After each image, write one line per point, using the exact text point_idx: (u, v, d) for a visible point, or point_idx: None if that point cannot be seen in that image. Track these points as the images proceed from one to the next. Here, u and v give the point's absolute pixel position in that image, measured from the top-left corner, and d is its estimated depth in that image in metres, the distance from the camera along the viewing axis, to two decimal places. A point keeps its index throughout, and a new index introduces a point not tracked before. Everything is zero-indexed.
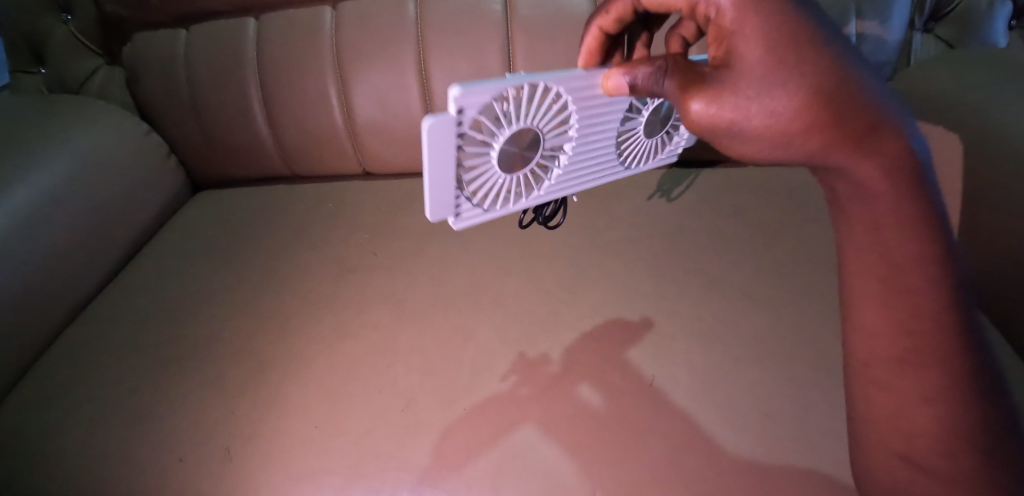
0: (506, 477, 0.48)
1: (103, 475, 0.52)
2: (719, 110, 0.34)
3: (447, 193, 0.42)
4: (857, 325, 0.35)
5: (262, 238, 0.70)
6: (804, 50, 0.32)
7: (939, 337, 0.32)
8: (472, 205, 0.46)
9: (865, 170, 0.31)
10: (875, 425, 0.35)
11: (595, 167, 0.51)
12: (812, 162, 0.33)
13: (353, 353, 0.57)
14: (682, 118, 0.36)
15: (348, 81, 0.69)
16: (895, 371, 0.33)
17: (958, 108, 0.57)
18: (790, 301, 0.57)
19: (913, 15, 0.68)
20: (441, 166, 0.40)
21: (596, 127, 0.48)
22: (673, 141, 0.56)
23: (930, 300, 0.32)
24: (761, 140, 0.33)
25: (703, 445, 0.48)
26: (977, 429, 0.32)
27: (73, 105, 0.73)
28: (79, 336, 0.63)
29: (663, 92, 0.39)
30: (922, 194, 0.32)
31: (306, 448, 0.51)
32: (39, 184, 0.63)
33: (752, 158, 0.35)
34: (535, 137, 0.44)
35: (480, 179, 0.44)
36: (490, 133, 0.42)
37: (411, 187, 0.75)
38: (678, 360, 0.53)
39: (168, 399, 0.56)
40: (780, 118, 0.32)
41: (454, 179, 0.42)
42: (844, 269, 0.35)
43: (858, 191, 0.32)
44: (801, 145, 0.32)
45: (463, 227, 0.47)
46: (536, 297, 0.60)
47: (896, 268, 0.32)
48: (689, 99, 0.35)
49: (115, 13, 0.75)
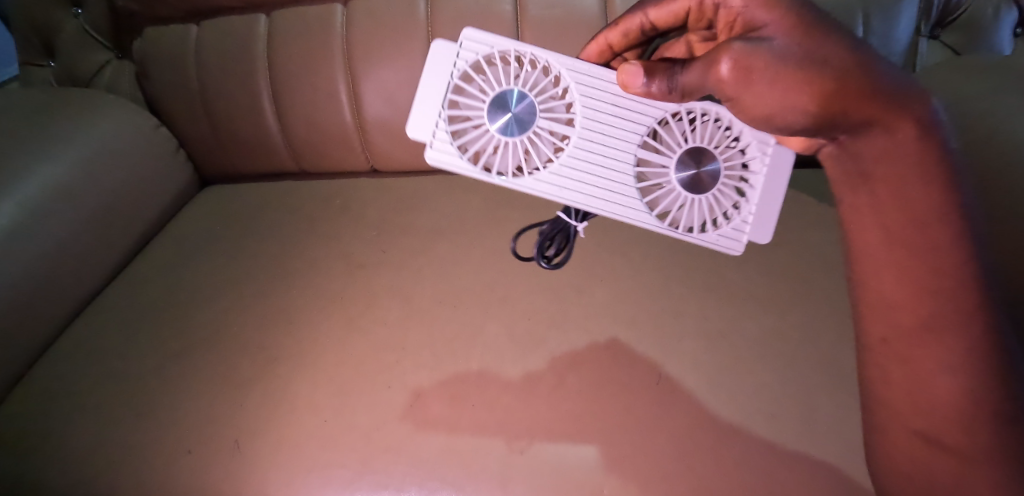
0: (514, 475, 0.49)
1: (117, 464, 0.53)
2: (746, 64, 0.38)
3: (431, 116, 0.51)
4: (877, 303, 0.39)
5: (270, 233, 0.70)
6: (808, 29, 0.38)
7: (958, 301, 0.36)
8: (447, 146, 0.51)
9: (894, 119, 0.37)
10: (894, 406, 0.39)
11: (611, 192, 0.50)
12: (841, 115, 0.38)
13: (361, 349, 0.57)
14: (715, 76, 0.40)
15: (358, 79, 0.70)
16: (914, 344, 0.37)
17: (965, 115, 0.57)
18: (800, 302, 0.57)
19: (919, 22, 0.67)
20: (433, 86, 0.51)
21: (608, 138, 0.51)
22: (736, 217, 0.51)
23: (949, 267, 0.36)
24: (788, 87, 0.38)
25: (705, 445, 0.49)
26: (993, 403, 0.35)
27: (81, 95, 0.72)
28: (91, 328, 0.64)
29: (684, 78, 0.43)
30: (940, 151, 0.37)
31: (317, 442, 0.52)
32: (45, 176, 0.63)
33: (782, 118, 0.40)
34: (524, 102, 0.49)
35: (462, 125, 0.51)
36: (489, 81, 0.50)
37: (418, 183, 0.74)
38: (687, 360, 0.54)
39: (175, 393, 0.57)
40: (803, 64, 0.37)
41: (439, 104, 0.51)
42: (864, 253, 0.40)
43: (881, 154, 0.38)
44: (829, 89, 0.37)
45: (434, 164, 0.51)
46: (546, 295, 0.60)
47: (918, 240, 0.37)
48: (719, 57, 0.39)
49: (126, 7, 0.75)
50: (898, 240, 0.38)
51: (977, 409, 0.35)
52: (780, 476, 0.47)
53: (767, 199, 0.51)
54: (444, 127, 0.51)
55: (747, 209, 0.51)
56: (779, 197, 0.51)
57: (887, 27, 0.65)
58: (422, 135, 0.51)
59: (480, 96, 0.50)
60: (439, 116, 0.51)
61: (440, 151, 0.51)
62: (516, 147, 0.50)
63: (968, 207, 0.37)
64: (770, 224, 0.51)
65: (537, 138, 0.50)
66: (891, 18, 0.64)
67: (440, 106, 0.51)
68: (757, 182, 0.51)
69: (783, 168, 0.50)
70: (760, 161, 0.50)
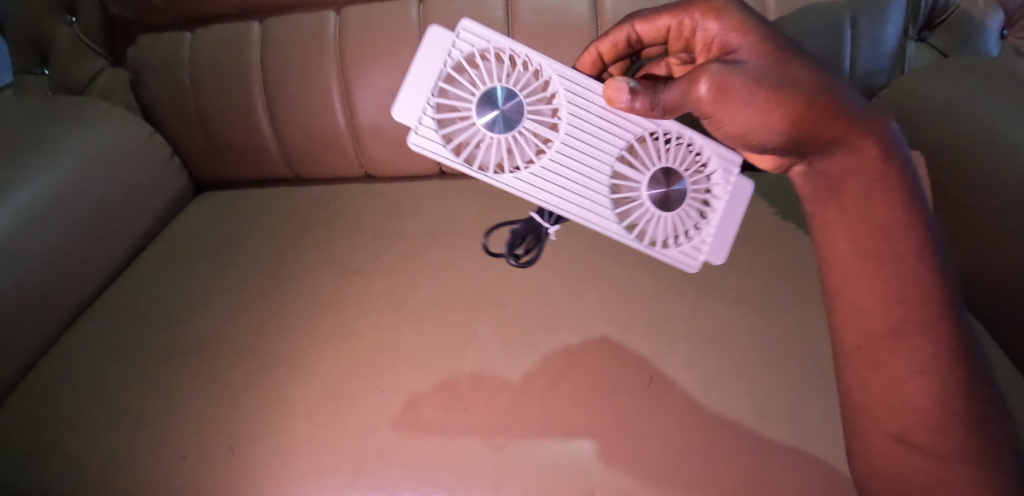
0: (507, 477, 0.49)
1: (113, 471, 0.54)
2: (725, 82, 0.40)
3: (419, 100, 0.50)
4: (849, 311, 0.42)
5: (264, 239, 0.70)
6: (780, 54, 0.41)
7: (923, 307, 0.39)
8: (432, 133, 0.50)
9: (859, 138, 0.41)
10: (871, 411, 0.41)
11: (584, 200, 0.51)
12: (813, 132, 0.40)
13: (355, 353, 0.58)
14: (694, 96, 0.42)
15: (351, 85, 0.70)
16: (885, 348, 0.40)
17: (953, 119, 0.57)
18: (791, 304, 0.57)
19: (907, 24, 0.67)
20: (425, 70, 0.50)
21: (587, 145, 0.51)
22: (695, 236, 0.52)
23: (913, 274, 0.39)
24: (762, 110, 0.40)
25: (697, 446, 0.49)
26: (964, 402, 0.37)
27: (76, 103, 0.72)
28: (86, 334, 0.64)
29: (664, 98, 0.44)
30: (902, 167, 0.41)
31: (310, 447, 0.52)
32: (41, 184, 0.63)
33: (757, 134, 0.42)
34: (513, 100, 0.49)
35: (449, 115, 0.50)
36: (480, 75, 0.50)
37: (411, 188, 0.74)
38: (679, 362, 0.54)
39: (170, 399, 0.57)
40: (776, 90, 0.40)
41: (428, 90, 0.50)
42: (834, 267, 0.43)
43: (850, 170, 0.42)
44: (800, 109, 0.40)
45: (416, 149, 0.50)
46: (538, 298, 0.60)
47: (885, 250, 0.40)
48: (698, 79, 0.41)
49: (120, 15, 0.76)
50: (866, 249, 0.41)
51: (950, 410, 0.37)
52: (770, 476, 0.48)
53: (727, 222, 0.52)
54: (431, 114, 0.50)
55: (707, 230, 0.52)
56: (738, 221, 0.52)
57: (875, 27, 0.64)
58: (408, 119, 0.50)
59: (470, 89, 0.50)
60: (427, 101, 0.50)
61: (424, 137, 0.50)
62: (499, 144, 0.50)
63: (932, 222, 0.41)
64: (727, 246, 0.53)
65: (520, 138, 0.50)
66: (879, 19, 0.64)
67: (430, 92, 0.50)
68: (719, 205, 0.52)
69: (742, 196, 0.52)
70: (723, 187, 0.52)
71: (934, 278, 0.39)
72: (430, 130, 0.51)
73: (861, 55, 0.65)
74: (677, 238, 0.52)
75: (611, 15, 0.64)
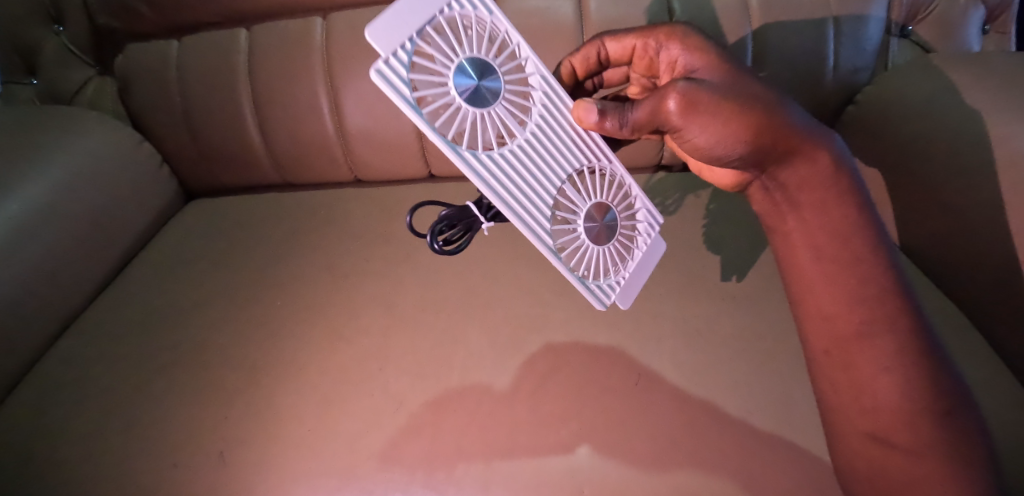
0: (497, 476, 0.49)
1: (104, 479, 0.54)
2: (695, 97, 0.40)
3: (399, 30, 0.40)
4: (815, 319, 0.43)
5: (254, 245, 0.71)
6: (732, 71, 0.43)
7: (884, 307, 0.41)
8: (402, 72, 0.40)
9: (812, 151, 0.41)
10: (844, 411, 0.42)
11: (528, 205, 0.47)
12: (777, 143, 0.41)
13: (346, 357, 0.58)
14: (661, 113, 0.42)
15: (339, 91, 0.70)
16: (852, 349, 0.41)
17: (934, 115, 0.57)
18: (775, 300, 0.58)
19: (889, 21, 0.67)
20: (416, 4, 0.41)
21: (548, 154, 0.48)
22: (610, 276, 0.52)
23: (870, 275, 0.42)
24: (729, 122, 0.40)
25: (684, 443, 0.49)
26: (932, 397, 0.39)
27: (63, 111, 0.72)
28: (76, 344, 0.64)
29: (632, 115, 0.44)
30: (850, 178, 0.42)
31: (302, 452, 0.53)
32: (29, 195, 0.63)
33: (726, 148, 0.41)
34: (494, 79, 0.44)
35: (424, 62, 0.42)
36: (470, 40, 0.44)
37: (399, 192, 0.75)
38: (666, 359, 0.55)
39: (160, 407, 0.58)
40: (742, 101, 0.40)
41: (413, 24, 0.41)
42: (800, 277, 0.44)
43: (806, 177, 0.42)
44: (762, 121, 0.40)
45: (374, 79, 0.39)
46: (526, 299, 0.61)
47: (843, 255, 0.42)
48: (666, 95, 0.41)
49: (107, 24, 0.76)
50: (826, 255, 0.43)
51: (918, 406, 0.39)
52: (759, 472, 0.48)
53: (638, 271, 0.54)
54: (409, 52, 0.41)
55: (621, 273, 0.53)
56: (647, 272, 0.55)
57: (856, 26, 0.65)
58: (381, 45, 0.39)
59: (456, 48, 0.43)
60: (409, 36, 0.40)
61: (390, 72, 0.39)
62: (466, 115, 0.44)
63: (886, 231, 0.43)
64: (634, 291, 0.54)
65: (486, 117, 0.44)
66: (860, 17, 0.64)
67: (415, 29, 0.41)
68: (636, 253, 0.54)
69: (655, 253, 0.55)
70: (643, 240, 0.54)
71: (891, 280, 0.42)
72: (398, 67, 0.40)
73: (843, 53, 0.65)
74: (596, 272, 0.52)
75: (596, 17, 0.64)
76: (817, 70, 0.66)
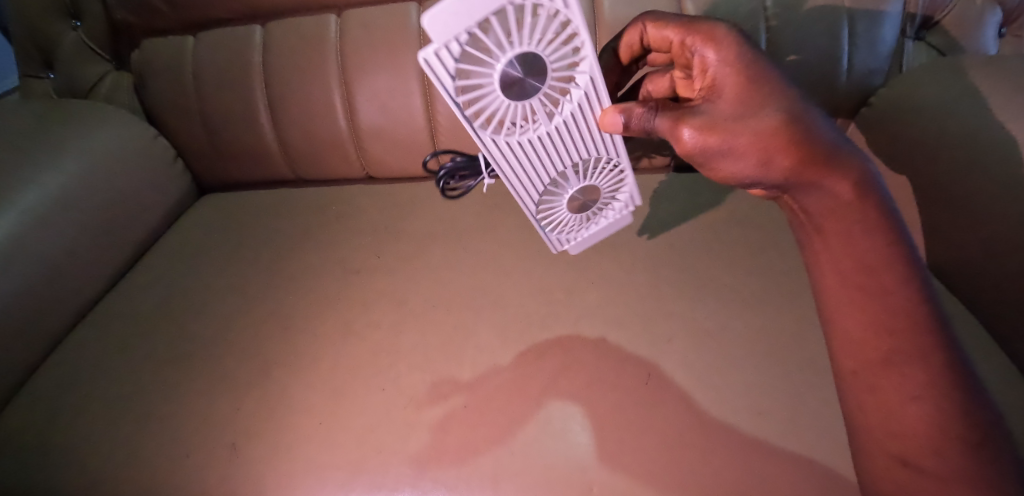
0: (506, 473, 0.50)
1: (117, 468, 0.55)
2: (709, 134, 0.43)
3: (458, 20, 0.38)
4: (845, 341, 0.44)
5: (268, 240, 0.71)
6: (761, 97, 0.42)
7: (914, 338, 0.40)
8: (448, 62, 0.40)
9: (835, 184, 0.42)
10: (872, 433, 0.42)
11: (526, 176, 0.52)
12: (787, 179, 0.43)
13: (356, 351, 0.59)
14: (676, 142, 0.45)
15: (352, 88, 0.71)
16: (881, 375, 0.41)
17: (942, 122, 0.57)
18: (786, 301, 0.58)
19: (904, 23, 0.66)
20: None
21: (564, 144, 0.50)
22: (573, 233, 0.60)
23: (900, 307, 0.41)
24: (743, 158, 0.43)
25: (692, 443, 0.49)
26: (962, 426, 0.38)
27: (80, 106, 0.73)
28: (89, 336, 0.65)
29: (653, 130, 0.45)
30: (880, 204, 0.43)
31: (313, 444, 0.53)
32: (46, 188, 0.64)
33: (730, 176, 0.45)
34: (539, 77, 0.43)
35: (474, 51, 0.40)
36: (534, 34, 0.40)
37: (410, 189, 0.75)
38: (677, 360, 0.55)
39: (173, 398, 0.58)
40: (758, 139, 0.42)
41: (474, 16, 0.38)
42: (830, 300, 0.45)
43: (830, 205, 0.43)
44: (777, 157, 0.42)
45: (420, 65, 0.40)
46: (537, 297, 0.61)
47: (870, 284, 0.42)
48: (683, 128, 0.43)
49: (124, 19, 0.76)
50: (852, 284, 0.43)
51: (947, 434, 0.38)
52: (768, 473, 0.48)
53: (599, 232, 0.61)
54: (461, 42, 0.39)
55: (583, 231, 0.61)
56: (603, 236, 0.62)
57: (871, 28, 0.64)
58: (433, 31, 0.38)
59: (513, 40, 0.40)
60: (467, 26, 0.38)
61: (436, 58, 0.40)
62: (501, 103, 0.44)
63: (918, 256, 0.42)
64: (587, 244, 0.62)
65: (518, 108, 0.45)
66: (876, 19, 0.64)
67: (475, 21, 0.38)
68: (602, 222, 0.60)
69: (619, 224, 0.61)
70: (613, 214, 0.59)
71: (924, 311, 0.41)
72: (447, 54, 0.40)
73: (857, 55, 0.65)
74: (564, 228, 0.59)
75: (609, 17, 0.64)
76: (831, 72, 0.65)
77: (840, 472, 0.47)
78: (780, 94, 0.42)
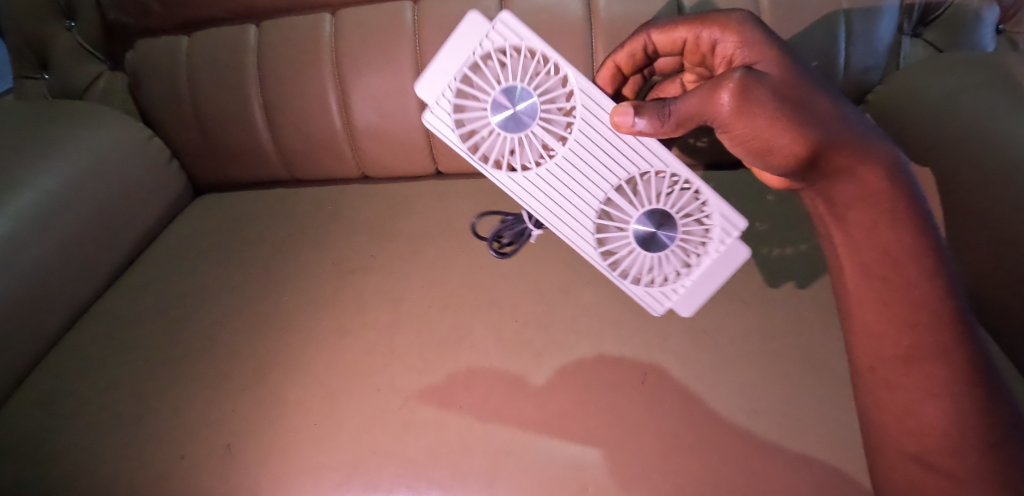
0: (501, 474, 0.49)
1: (110, 472, 0.54)
2: (749, 93, 0.40)
3: (441, 82, 0.50)
4: (864, 336, 0.43)
5: (263, 241, 0.71)
6: (791, 66, 0.42)
7: (938, 334, 0.39)
8: (446, 116, 0.50)
9: (864, 170, 0.42)
10: (886, 430, 0.42)
11: (571, 213, 0.51)
12: (828, 148, 0.41)
13: (352, 352, 0.58)
14: (712, 110, 0.42)
15: (347, 87, 0.70)
16: (899, 371, 0.41)
17: (946, 117, 0.57)
18: (784, 299, 0.58)
19: (901, 20, 0.66)
20: (455, 55, 0.49)
21: (588, 167, 0.50)
22: (669, 283, 0.52)
23: (925, 300, 0.40)
24: (785, 118, 0.40)
25: (689, 441, 0.49)
26: (983, 427, 0.38)
27: (75, 107, 0.73)
28: (85, 337, 0.65)
29: (681, 107, 0.43)
30: (908, 190, 0.42)
31: (308, 446, 0.53)
32: (37, 189, 0.64)
33: (779, 151, 0.42)
34: (529, 106, 0.48)
35: (465, 102, 0.50)
36: (506, 72, 0.49)
37: (406, 189, 0.75)
38: (675, 359, 0.54)
39: (167, 400, 0.58)
40: (795, 100, 0.41)
41: (452, 73, 0.49)
42: (851, 291, 0.44)
43: (858, 194, 0.42)
44: (815, 121, 0.41)
45: (427, 126, 0.51)
46: (533, 297, 0.61)
47: (895, 277, 0.41)
48: (718, 90, 0.41)
49: (118, 19, 0.76)
50: (876, 275, 0.42)
51: (965, 433, 0.38)
52: (767, 472, 0.48)
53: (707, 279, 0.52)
54: (450, 98, 0.50)
55: (681, 281, 0.52)
56: (718, 283, 0.51)
57: (869, 25, 0.64)
58: (428, 95, 0.50)
59: (490, 81, 0.49)
60: (451, 82, 0.50)
61: (438, 115, 0.51)
62: (506, 140, 0.50)
63: (943, 248, 0.41)
64: (700, 301, 0.52)
65: (525, 140, 0.50)
66: (873, 16, 0.64)
67: (454, 76, 0.49)
68: (705, 260, 0.51)
69: (732, 261, 0.50)
70: (717, 247, 0.50)
71: (949, 305, 0.40)
72: (444, 110, 0.50)
73: (854, 52, 0.65)
74: (655, 278, 0.52)
75: (604, 15, 0.64)
76: (829, 68, 0.65)
77: (839, 470, 0.47)
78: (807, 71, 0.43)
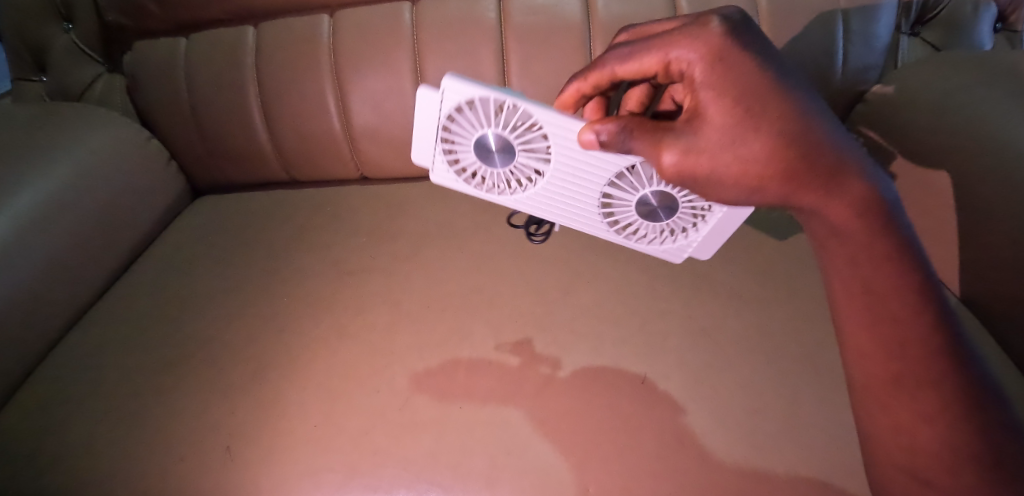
0: (502, 474, 0.49)
1: (110, 473, 0.54)
2: (690, 159, 0.38)
3: (429, 148, 0.50)
4: (854, 358, 0.41)
5: (262, 242, 0.71)
6: (755, 105, 0.36)
7: (930, 362, 0.38)
8: (447, 172, 0.51)
9: (832, 210, 0.39)
10: (881, 444, 0.41)
11: (577, 210, 0.52)
12: (783, 200, 0.39)
13: (352, 353, 0.58)
14: (656, 166, 0.40)
15: (346, 88, 0.70)
16: (891, 394, 0.40)
17: (946, 112, 0.57)
18: (782, 300, 0.58)
19: (900, 19, 0.66)
20: (426, 124, 0.48)
21: (579, 176, 0.49)
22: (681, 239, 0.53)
23: (912, 334, 0.38)
24: (730, 180, 0.39)
25: (688, 442, 0.49)
26: (977, 447, 0.37)
27: (71, 110, 0.72)
28: (83, 339, 0.65)
29: (630, 150, 0.41)
30: (888, 225, 0.39)
31: (309, 448, 0.53)
32: (36, 193, 0.63)
33: (727, 199, 0.41)
34: (509, 147, 0.47)
35: (457, 154, 0.50)
36: (475, 125, 0.47)
37: (404, 190, 0.75)
38: (674, 360, 0.54)
39: (167, 401, 0.58)
40: (748, 160, 0.37)
41: (432, 140, 0.49)
42: (841, 317, 0.42)
43: (833, 229, 0.39)
44: (770, 177, 0.38)
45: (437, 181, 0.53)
46: (532, 298, 0.61)
47: (880, 311, 0.39)
48: (660, 151, 0.39)
49: (116, 21, 0.76)
50: (858, 306, 0.40)
51: (960, 453, 0.38)
52: (765, 473, 0.48)
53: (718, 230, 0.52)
54: (442, 157, 0.50)
55: (693, 236, 0.53)
56: (728, 231, 0.52)
57: (867, 24, 0.64)
58: (424, 160, 0.51)
59: (466, 136, 0.48)
60: (436, 145, 0.49)
61: (441, 173, 0.52)
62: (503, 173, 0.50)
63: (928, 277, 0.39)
64: (715, 244, 0.54)
65: (517, 169, 0.49)
66: (871, 15, 0.64)
67: (435, 141, 0.49)
68: (711, 218, 0.51)
69: (740, 216, 0.50)
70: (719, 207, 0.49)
71: (936, 336, 0.38)
72: (444, 168, 0.51)
73: (853, 51, 0.65)
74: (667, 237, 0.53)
75: (603, 15, 0.64)
76: (828, 68, 0.65)
77: (837, 473, 0.47)
78: (779, 105, 0.37)
